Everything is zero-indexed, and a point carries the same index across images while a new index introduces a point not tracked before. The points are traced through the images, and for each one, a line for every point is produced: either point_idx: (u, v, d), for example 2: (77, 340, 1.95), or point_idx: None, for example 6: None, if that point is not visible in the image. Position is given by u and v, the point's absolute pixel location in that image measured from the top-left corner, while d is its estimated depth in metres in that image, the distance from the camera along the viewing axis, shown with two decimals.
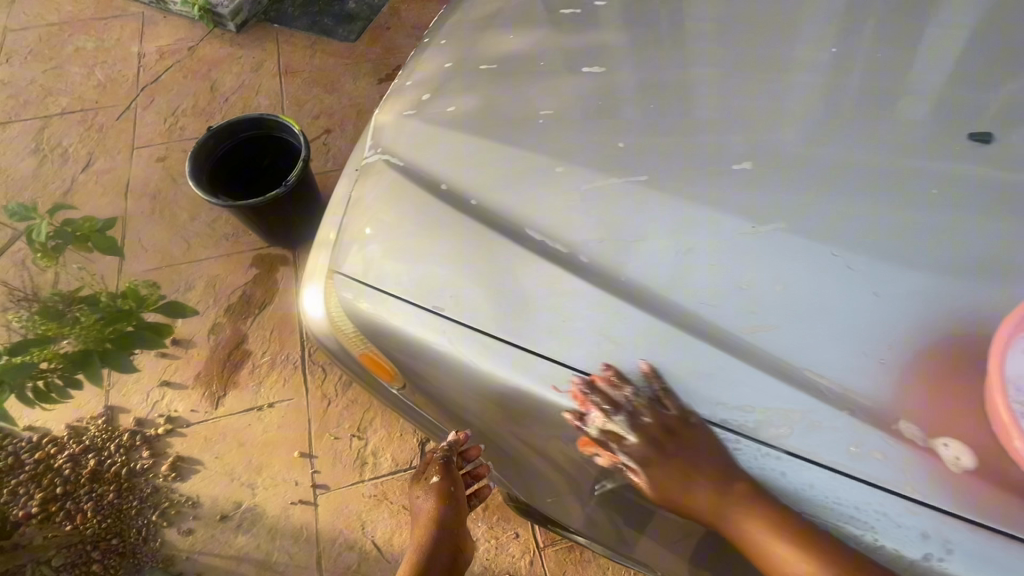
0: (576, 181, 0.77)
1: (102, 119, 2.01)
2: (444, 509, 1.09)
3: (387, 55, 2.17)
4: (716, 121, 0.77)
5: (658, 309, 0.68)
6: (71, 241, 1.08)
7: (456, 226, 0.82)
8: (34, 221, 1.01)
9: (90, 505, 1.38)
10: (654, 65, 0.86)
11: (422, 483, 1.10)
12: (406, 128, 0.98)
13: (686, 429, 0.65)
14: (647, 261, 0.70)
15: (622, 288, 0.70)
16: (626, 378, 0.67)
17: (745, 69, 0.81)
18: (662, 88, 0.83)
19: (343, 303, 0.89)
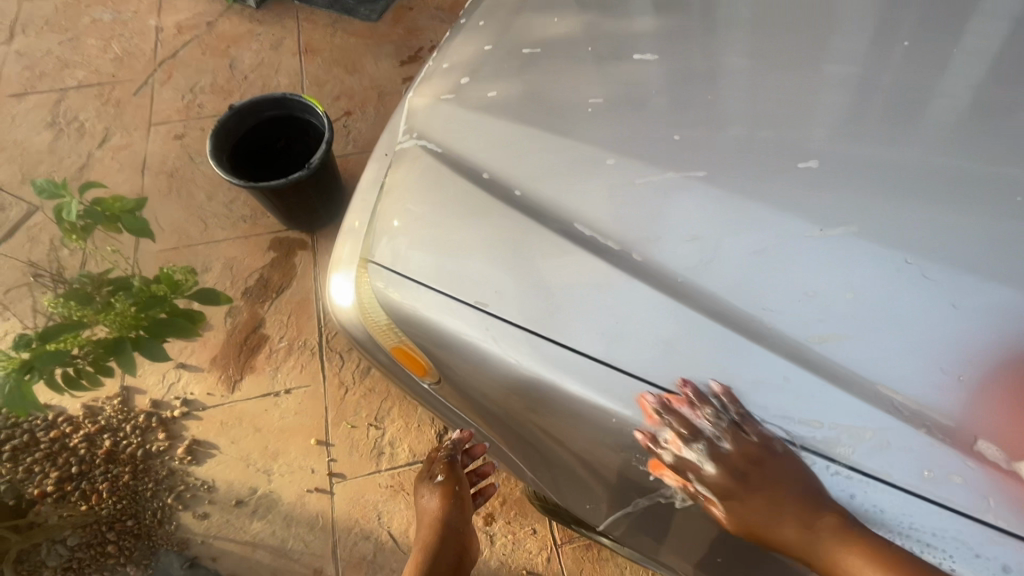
0: (629, 174, 0.75)
1: (119, 94, 1.97)
2: (449, 508, 1.05)
3: (409, 36, 2.12)
4: (752, 113, 0.76)
5: (716, 314, 0.65)
6: (103, 222, 1.04)
7: (501, 218, 0.79)
8: (63, 199, 0.98)
9: (106, 486, 1.37)
10: (709, 55, 0.82)
11: (429, 481, 1.07)
12: (442, 112, 0.94)
13: (771, 457, 0.60)
14: (706, 264, 0.67)
15: (678, 290, 0.67)
16: (704, 398, 0.63)
17: (806, 63, 0.78)
18: (718, 81, 0.80)
19: (378, 295, 0.85)
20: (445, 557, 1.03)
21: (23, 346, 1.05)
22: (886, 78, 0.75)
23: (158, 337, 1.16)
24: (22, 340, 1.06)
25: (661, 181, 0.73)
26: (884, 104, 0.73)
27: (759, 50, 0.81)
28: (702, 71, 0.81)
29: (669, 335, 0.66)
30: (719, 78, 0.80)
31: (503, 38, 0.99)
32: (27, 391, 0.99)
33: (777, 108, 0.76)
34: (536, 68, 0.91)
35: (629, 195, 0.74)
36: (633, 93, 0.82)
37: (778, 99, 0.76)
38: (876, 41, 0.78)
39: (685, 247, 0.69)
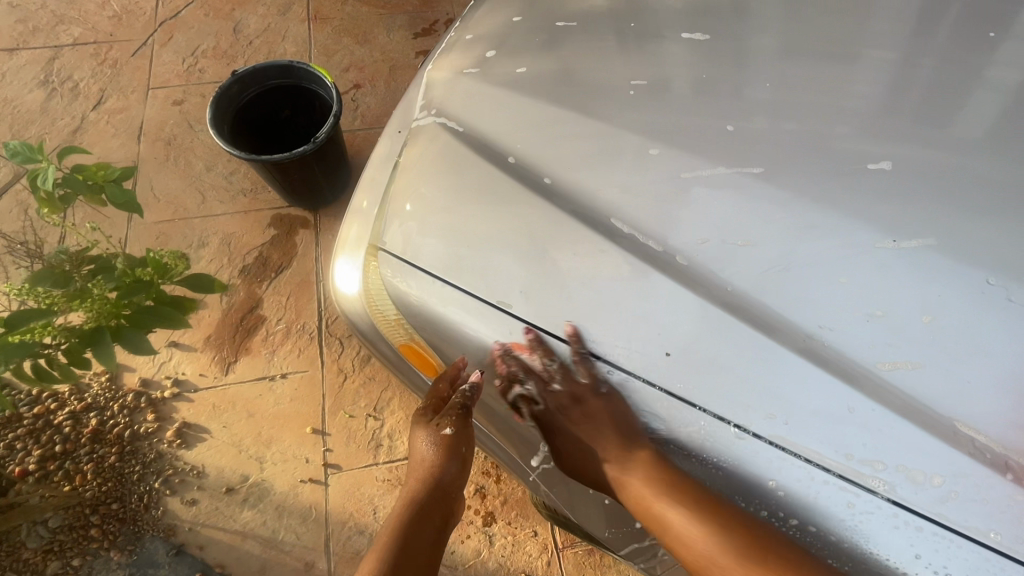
0: (675, 167, 0.68)
1: (117, 54, 1.87)
2: (448, 466, 0.82)
3: (424, 8, 2.01)
4: (792, 103, 0.69)
5: (775, 333, 0.59)
6: (84, 192, 0.95)
7: (531, 209, 0.71)
8: (40, 164, 0.89)
9: (90, 467, 1.31)
10: (767, 36, 0.74)
11: (426, 425, 0.82)
12: (464, 88, 0.86)
13: (594, 399, 0.66)
14: (765, 276, 0.61)
15: (729, 303, 0.61)
16: (543, 345, 0.67)
17: (873, 52, 0.70)
18: (773, 64, 0.72)
19: (393, 293, 0.77)
20: (427, 518, 0.81)
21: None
22: (922, 66, 0.69)
23: (141, 327, 1.08)
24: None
25: (714, 178, 0.66)
26: (919, 97, 0.67)
27: (790, 33, 0.74)
28: (746, 56, 0.74)
29: (718, 353, 0.60)
30: (759, 62, 0.73)
31: (535, 9, 0.90)
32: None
33: (830, 100, 0.69)
34: (564, 43, 0.83)
35: (676, 191, 0.66)
36: (679, 79, 0.74)
37: (826, 89, 0.69)
38: (915, 29, 0.71)
39: (739, 255, 0.62)
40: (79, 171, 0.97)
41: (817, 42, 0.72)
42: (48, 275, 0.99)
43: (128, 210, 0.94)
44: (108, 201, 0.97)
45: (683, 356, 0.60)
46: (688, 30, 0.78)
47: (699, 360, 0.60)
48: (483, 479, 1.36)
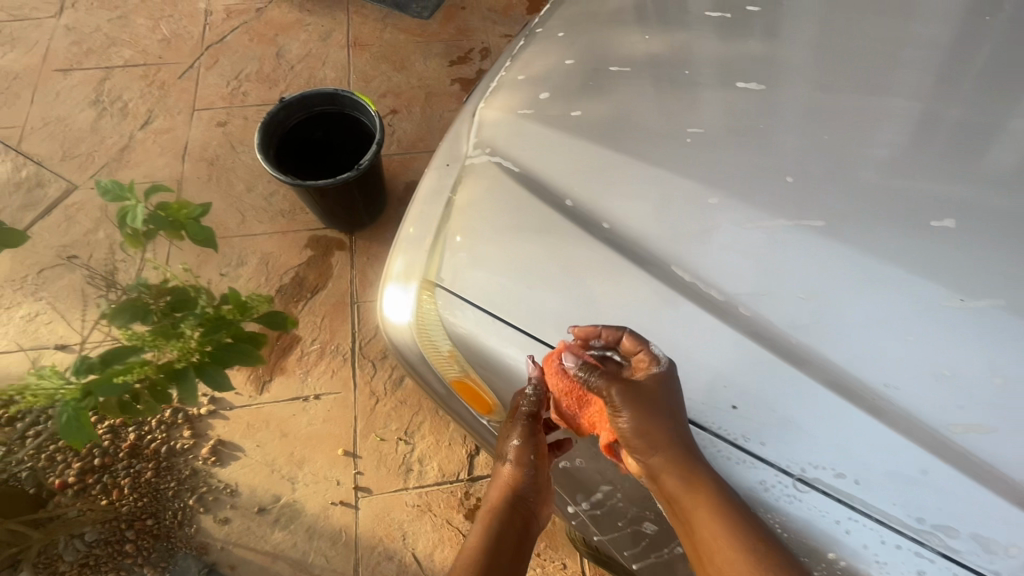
0: (736, 216, 0.69)
1: (165, 76, 1.93)
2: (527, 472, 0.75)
3: (459, 36, 2.07)
4: (840, 153, 0.71)
5: (833, 381, 0.60)
6: (165, 229, 0.96)
7: (587, 250, 0.73)
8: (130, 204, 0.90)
9: (127, 482, 1.33)
10: (818, 87, 0.77)
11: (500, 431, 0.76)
12: (520, 129, 0.89)
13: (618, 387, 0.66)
14: (825, 328, 0.62)
15: (789, 353, 0.62)
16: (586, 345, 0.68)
17: (925, 107, 0.72)
18: (824, 114, 0.74)
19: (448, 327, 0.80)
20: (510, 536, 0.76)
21: (85, 371, 0.90)
22: (950, 115, 0.71)
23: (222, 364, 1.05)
24: (84, 364, 0.92)
25: (773, 229, 0.67)
26: (947, 140, 0.69)
27: (819, 77, 0.77)
28: (791, 105, 0.76)
29: (778, 406, 0.60)
30: (805, 110, 0.75)
31: (585, 53, 0.93)
32: (86, 421, 0.91)
33: (888, 151, 0.70)
34: (619, 87, 0.86)
35: (738, 241, 0.67)
36: (727, 125, 0.77)
37: (870, 138, 0.71)
38: (937, 80, 0.74)
39: (801, 307, 0.63)
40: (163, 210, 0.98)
41: (855, 91, 0.75)
42: (129, 307, 0.98)
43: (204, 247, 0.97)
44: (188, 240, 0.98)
45: (747, 408, 0.61)
46: (725, 76, 0.81)
47: (763, 411, 0.61)
48: None
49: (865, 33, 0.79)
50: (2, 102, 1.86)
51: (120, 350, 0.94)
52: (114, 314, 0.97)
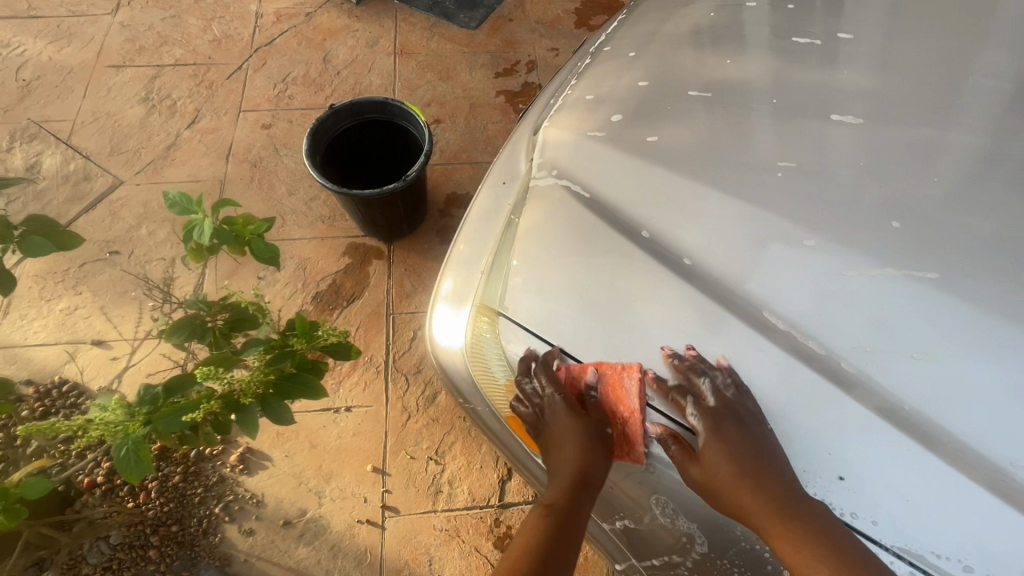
0: (846, 268, 0.67)
1: (214, 76, 1.94)
2: (594, 462, 0.73)
3: (506, 48, 2.05)
4: (938, 202, 0.70)
5: (945, 451, 0.60)
6: (229, 243, 0.86)
7: (670, 292, 0.72)
8: (198, 216, 0.80)
9: (155, 485, 1.30)
10: (902, 120, 0.77)
11: (563, 405, 0.75)
12: (589, 152, 0.85)
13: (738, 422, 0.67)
14: (941, 399, 0.61)
15: (905, 423, 0.61)
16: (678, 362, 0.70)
17: (1012, 143, 0.73)
18: (913, 150, 0.74)
19: (522, 360, 0.76)
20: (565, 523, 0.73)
21: (149, 402, 0.79)
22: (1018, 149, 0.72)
23: (286, 393, 0.84)
24: (148, 393, 0.81)
25: (882, 277, 0.66)
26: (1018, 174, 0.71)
27: (886, 111, 0.78)
28: (872, 140, 0.76)
29: (884, 471, 0.60)
30: (893, 149, 0.75)
31: (658, 75, 0.91)
32: (148, 452, 0.72)
33: (983, 190, 0.70)
34: (696, 112, 0.84)
35: (837, 289, 0.67)
36: (812, 159, 0.76)
37: (961, 185, 0.71)
38: (1015, 110, 0.75)
39: (913, 368, 0.62)
40: (228, 224, 0.89)
41: (932, 127, 0.75)
42: (188, 324, 0.84)
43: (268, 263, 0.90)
44: (254, 256, 0.88)
45: (857, 481, 0.61)
46: (794, 107, 0.81)
47: (876, 486, 0.60)
48: None
49: (937, 62, 0.80)
50: (55, 94, 1.89)
51: (183, 377, 0.81)
52: (172, 330, 0.83)
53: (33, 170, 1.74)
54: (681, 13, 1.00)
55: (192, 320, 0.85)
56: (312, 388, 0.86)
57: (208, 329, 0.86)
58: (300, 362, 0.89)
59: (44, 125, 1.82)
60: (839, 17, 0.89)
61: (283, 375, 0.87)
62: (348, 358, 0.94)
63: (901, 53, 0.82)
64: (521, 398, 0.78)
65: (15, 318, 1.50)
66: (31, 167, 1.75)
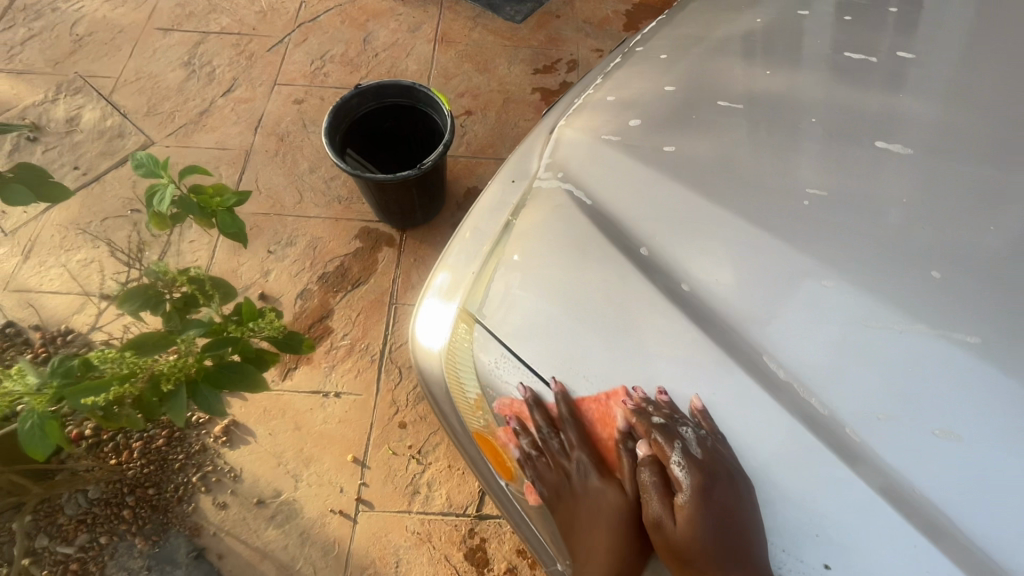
0: (868, 318, 0.59)
1: (255, 47, 1.95)
2: (634, 546, 0.64)
3: (549, 44, 1.99)
4: (995, 258, 0.60)
5: (954, 550, 0.51)
6: (195, 215, 0.84)
7: (661, 319, 0.64)
8: (161, 182, 0.77)
9: (138, 445, 1.31)
10: (958, 156, 0.67)
11: (597, 470, 0.68)
12: (601, 156, 0.78)
13: (721, 483, 0.58)
14: (962, 488, 0.52)
15: (908, 505, 0.53)
16: (655, 405, 0.63)
17: None
18: (968, 190, 0.65)
19: (548, 412, 0.69)
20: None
21: (62, 374, 0.75)
22: None
23: (217, 383, 0.83)
24: (61, 364, 0.77)
25: (911, 334, 0.57)
26: None
27: (941, 145, 0.68)
28: (919, 176, 0.67)
29: (876, 560, 0.53)
30: (947, 189, 0.65)
31: (690, 81, 0.83)
32: (54, 429, 0.73)
33: None
34: (721, 123, 0.76)
35: (856, 340, 0.58)
36: (847, 189, 0.67)
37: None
38: None
39: (934, 446, 0.54)
40: (196, 193, 0.86)
41: (996, 169, 0.65)
42: (142, 292, 0.82)
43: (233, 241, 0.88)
44: (217, 230, 0.84)
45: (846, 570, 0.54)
46: (835, 129, 0.73)
47: None
48: (515, 558, 1.23)
49: (1013, 95, 0.70)
50: (104, 51, 1.93)
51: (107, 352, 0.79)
52: (124, 298, 0.82)
53: (72, 122, 1.79)
54: (727, 17, 0.91)
55: (147, 289, 0.83)
56: (247, 381, 0.84)
57: (163, 300, 0.84)
58: (242, 350, 0.87)
59: (89, 80, 1.87)
60: (904, 34, 0.79)
61: (220, 362, 0.85)
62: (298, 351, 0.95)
63: (967, 83, 0.73)
64: (546, 455, 0.70)
65: (34, 264, 1.53)
66: (71, 120, 1.80)
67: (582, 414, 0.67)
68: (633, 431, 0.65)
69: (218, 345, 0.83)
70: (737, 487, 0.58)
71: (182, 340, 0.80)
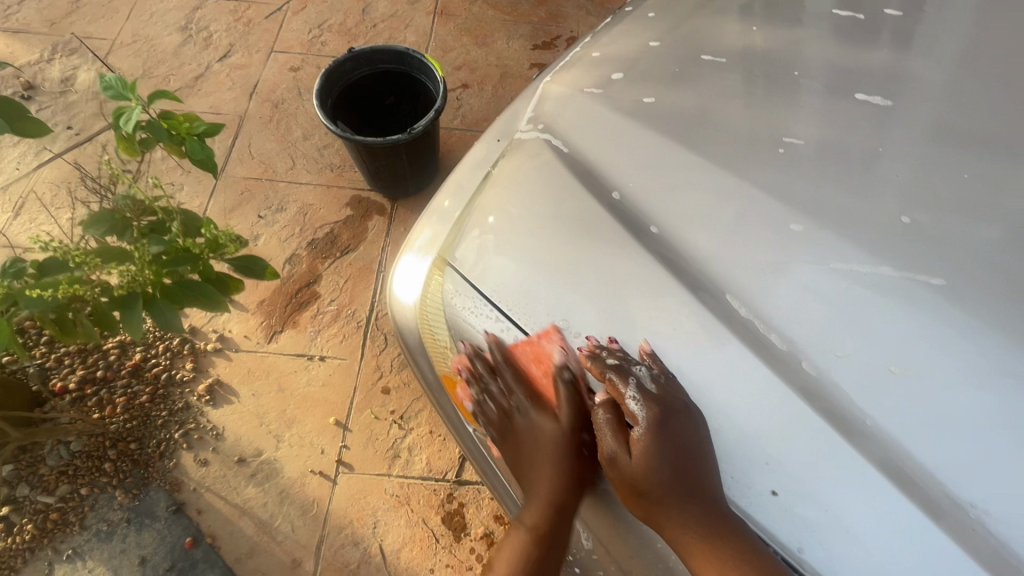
0: (827, 260, 0.60)
1: (253, 15, 1.94)
2: (573, 488, 0.66)
3: (549, 20, 1.97)
4: (961, 204, 0.61)
5: (895, 473, 0.53)
6: (164, 142, 0.82)
7: (628, 260, 0.65)
8: (126, 101, 0.77)
9: (122, 400, 1.32)
10: (931, 108, 0.67)
11: (534, 405, 0.70)
12: (581, 107, 0.78)
13: (678, 417, 0.59)
14: (908, 416, 0.54)
15: (850, 428, 0.54)
16: (611, 347, 0.63)
17: None
18: (940, 142, 0.65)
19: (480, 350, 0.70)
20: (543, 552, 0.67)
21: (12, 275, 0.76)
22: None
23: (175, 300, 0.85)
24: (14, 266, 0.77)
25: (871, 277, 0.58)
26: None
27: (921, 98, 0.68)
28: (893, 127, 0.67)
29: (826, 491, 0.54)
30: (920, 141, 0.65)
31: (675, 37, 0.83)
32: None
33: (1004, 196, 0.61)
34: (705, 77, 0.76)
35: (819, 284, 0.59)
36: (823, 138, 0.68)
37: (993, 186, 0.61)
38: None
39: (887, 379, 0.55)
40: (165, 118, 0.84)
41: (967, 120, 0.66)
42: (108, 219, 0.80)
43: (201, 167, 0.86)
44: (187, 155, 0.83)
45: (792, 497, 0.54)
46: (816, 82, 0.73)
47: (809, 504, 0.54)
48: (492, 523, 1.24)
49: (1000, 53, 0.69)
50: (101, 13, 1.92)
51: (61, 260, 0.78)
52: (89, 223, 0.79)
53: (67, 82, 1.79)
54: None
55: (113, 215, 0.81)
56: (208, 301, 0.87)
57: (130, 227, 0.82)
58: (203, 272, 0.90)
59: (85, 42, 1.86)
60: None
61: (181, 281, 0.88)
62: (261, 278, 0.95)
63: (951, 38, 0.72)
64: (484, 395, 0.72)
65: (24, 220, 1.54)
66: (66, 80, 1.79)
67: (512, 352, 0.69)
68: (564, 367, 0.67)
69: (176, 264, 0.84)
70: (695, 425, 0.59)
71: (139, 254, 0.81)
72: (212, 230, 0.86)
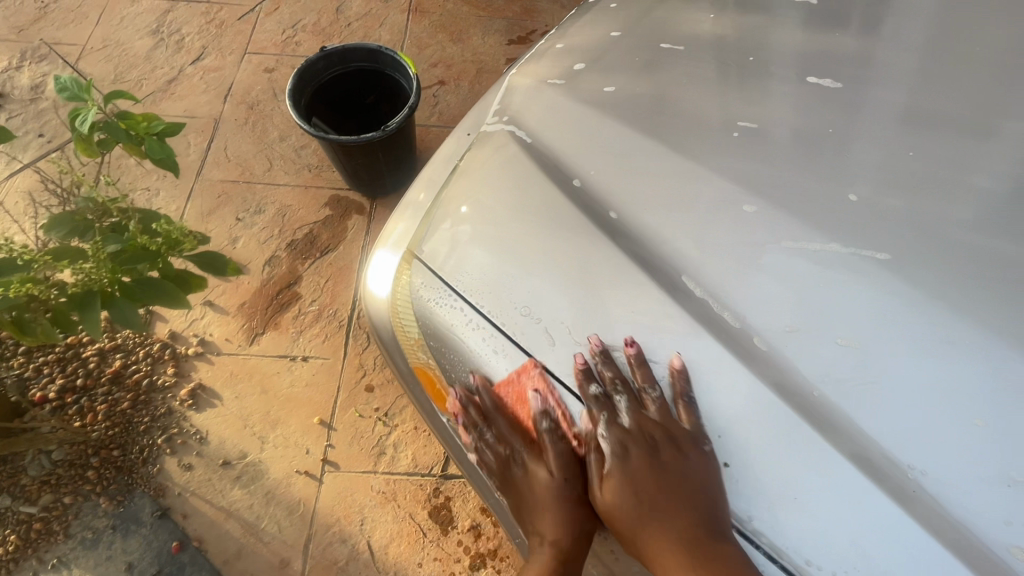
0: (778, 239, 0.62)
1: (225, 16, 1.92)
2: (574, 534, 0.69)
3: (523, 15, 1.97)
4: (905, 180, 0.64)
5: (838, 437, 0.56)
6: (122, 141, 0.82)
7: (590, 246, 0.67)
8: (78, 101, 0.77)
9: (103, 408, 1.31)
10: (881, 89, 0.69)
11: (527, 450, 0.72)
12: (544, 98, 0.79)
13: (666, 445, 0.63)
14: (851, 385, 0.57)
15: (795, 397, 0.57)
16: (607, 362, 0.64)
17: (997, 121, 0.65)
18: (888, 122, 0.67)
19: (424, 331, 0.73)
20: None
21: None
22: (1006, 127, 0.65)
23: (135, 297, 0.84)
24: None
25: (821, 254, 0.61)
26: (1002, 155, 0.63)
27: (871, 79, 0.70)
28: (844, 109, 0.69)
29: (772, 458, 0.57)
30: (869, 121, 0.68)
31: (636, 25, 0.84)
32: None
33: (943, 172, 0.64)
34: (665, 64, 0.77)
35: (772, 263, 0.62)
36: (777, 121, 0.70)
37: (937, 164, 0.64)
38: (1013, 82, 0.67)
39: (835, 350, 0.58)
40: (122, 118, 0.84)
41: (914, 100, 0.68)
42: (67, 220, 0.83)
43: (161, 166, 0.85)
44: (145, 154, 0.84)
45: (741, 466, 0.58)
46: (772, 66, 0.74)
47: (754, 469, 0.58)
48: (479, 516, 1.25)
49: (948, 33, 0.71)
50: (70, 19, 1.90)
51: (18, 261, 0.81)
52: (50, 225, 0.82)
53: (37, 90, 1.76)
54: None
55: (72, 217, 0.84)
56: (167, 298, 0.86)
57: (89, 227, 0.84)
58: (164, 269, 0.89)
59: (55, 48, 1.84)
60: None
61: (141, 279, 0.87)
62: (225, 275, 0.94)
63: (902, 18, 0.73)
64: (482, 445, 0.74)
65: None
66: (36, 87, 1.77)
67: (498, 394, 0.69)
68: (546, 414, 0.67)
69: (133, 260, 0.84)
70: (678, 444, 0.62)
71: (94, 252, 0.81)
72: (169, 227, 0.87)
